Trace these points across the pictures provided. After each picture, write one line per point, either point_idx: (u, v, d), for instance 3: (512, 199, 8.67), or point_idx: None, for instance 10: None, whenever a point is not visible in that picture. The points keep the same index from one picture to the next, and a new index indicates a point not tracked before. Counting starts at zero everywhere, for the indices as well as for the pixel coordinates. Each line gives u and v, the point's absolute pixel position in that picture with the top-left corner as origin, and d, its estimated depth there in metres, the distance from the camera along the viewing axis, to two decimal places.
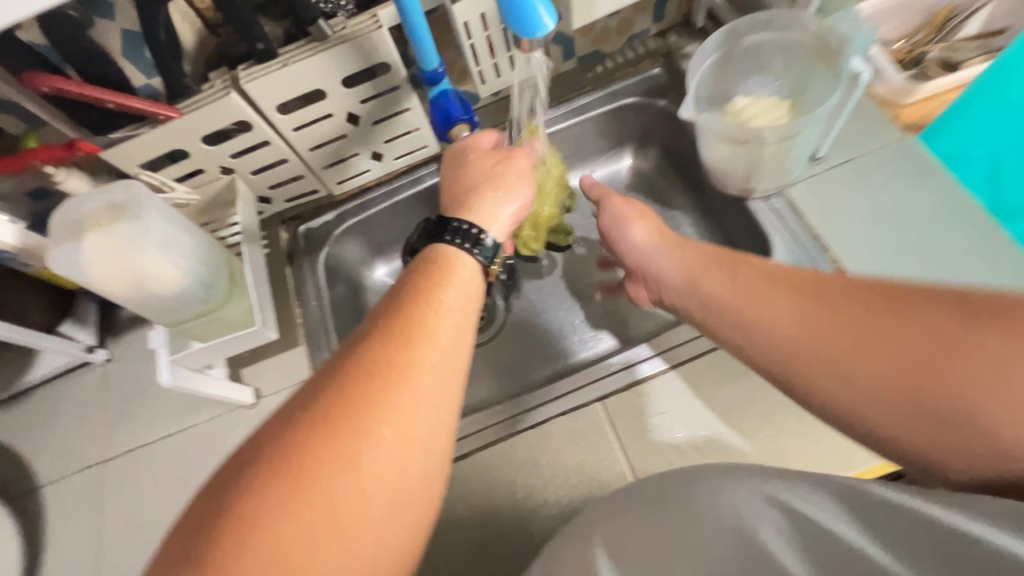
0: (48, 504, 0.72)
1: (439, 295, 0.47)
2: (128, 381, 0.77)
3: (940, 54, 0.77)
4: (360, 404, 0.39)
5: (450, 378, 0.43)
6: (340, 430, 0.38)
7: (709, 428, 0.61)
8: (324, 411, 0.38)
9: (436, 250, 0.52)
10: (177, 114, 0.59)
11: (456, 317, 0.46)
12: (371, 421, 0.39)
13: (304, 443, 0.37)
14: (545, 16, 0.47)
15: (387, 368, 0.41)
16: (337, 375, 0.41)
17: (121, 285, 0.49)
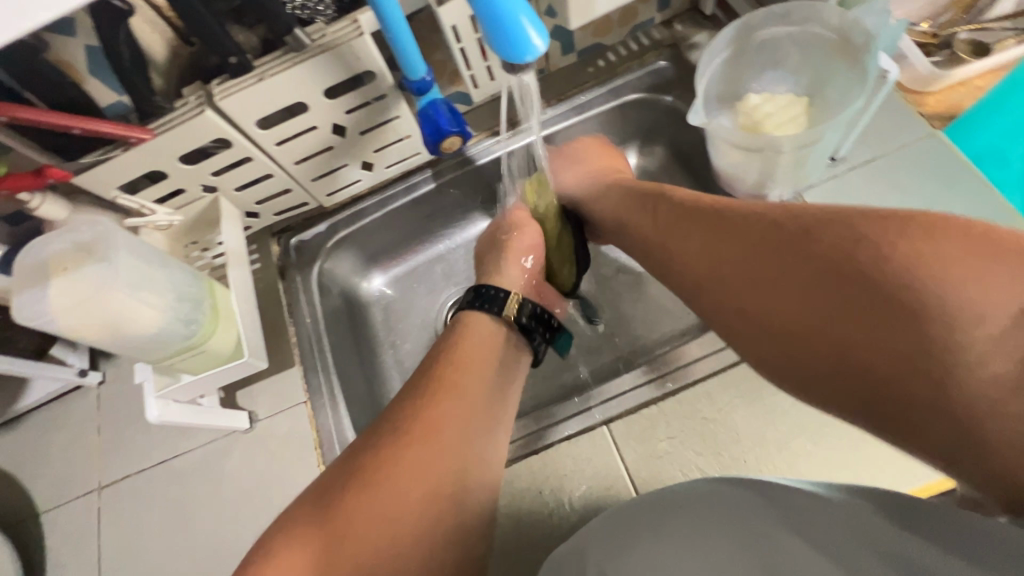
0: (47, 531, 0.71)
1: (464, 349, 0.58)
2: (123, 404, 0.76)
3: (970, 35, 0.71)
4: (411, 426, 0.49)
5: (482, 405, 0.53)
6: (397, 450, 0.47)
7: (721, 454, 0.58)
8: (378, 450, 0.47)
9: (464, 317, 0.62)
10: (149, 135, 0.56)
11: (484, 361, 0.57)
12: (425, 437, 0.48)
13: (365, 480, 0.45)
14: (534, 34, 0.42)
15: (420, 423, 0.49)
16: (388, 415, 0.51)
17: (93, 329, 0.48)
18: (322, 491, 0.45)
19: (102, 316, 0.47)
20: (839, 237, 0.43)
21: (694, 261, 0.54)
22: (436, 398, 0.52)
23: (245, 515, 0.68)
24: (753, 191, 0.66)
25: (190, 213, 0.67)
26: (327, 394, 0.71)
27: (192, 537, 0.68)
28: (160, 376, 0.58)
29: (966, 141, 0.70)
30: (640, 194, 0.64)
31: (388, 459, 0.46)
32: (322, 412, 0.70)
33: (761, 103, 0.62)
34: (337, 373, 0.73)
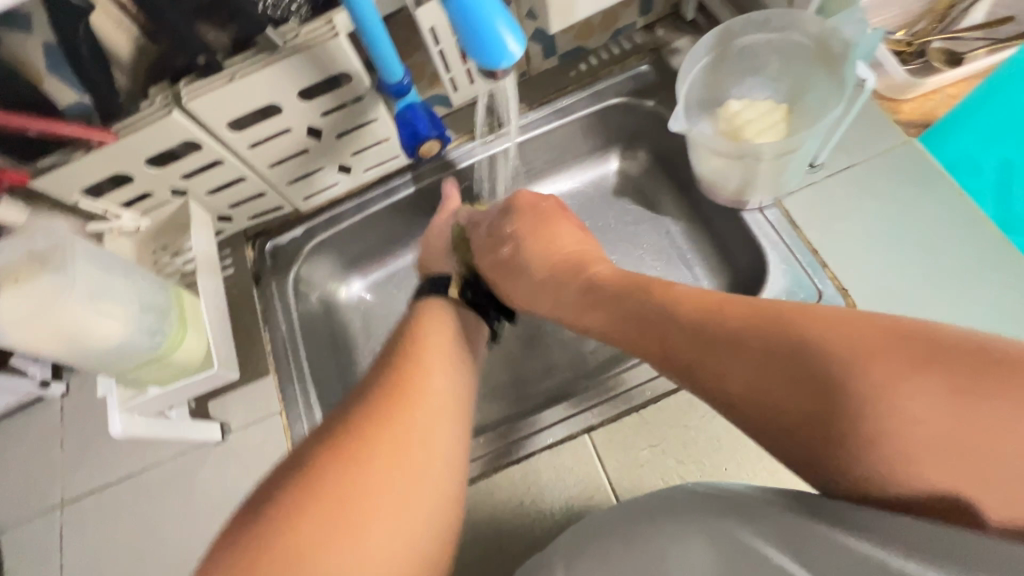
0: (6, 551, 0.68)
1: (431, 338, 0.57)
2: (88, 416, 0.73)
3: (943, 45, 0.72)
4: (369, 419, 0.47)
5: (445, 387, 0.53)
6: (353, 448, 0.45)
7: (703, 461, 0.58)
8: (347, 435, 0.46)
9: (426, 310, 0.62)
10: (113, 138, 0.53)
11: (441, 346, 0.57)
12: (385, 429, 0.47)
13: (333, 466, 0.43)
14: (511, 38, 0.41)
15: (392, 406, 0.49)
16: (346, 407, 0.50)
17: (50, 343, 0.45)
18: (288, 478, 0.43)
19: (58, 329, 0.44)
20: (839, 354, 0.35)
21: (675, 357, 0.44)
22: (395, 393, 0.50)
23: (218, 530, 0.65)
24: (735, 197, 0.66)
25: (158, 217, 0.65)
26: (302, 404, 0.69)
27: (160, 554, 0.66)
28: (124, 389, 0.56)
29: (942, 149, 0.71)
30: (592, 293, 0.53)
31: (357, 444, 0.45)
32: (298, 422, 0.68)
33: (742, 109, 0.61)
34: (313, 381, 0.71)
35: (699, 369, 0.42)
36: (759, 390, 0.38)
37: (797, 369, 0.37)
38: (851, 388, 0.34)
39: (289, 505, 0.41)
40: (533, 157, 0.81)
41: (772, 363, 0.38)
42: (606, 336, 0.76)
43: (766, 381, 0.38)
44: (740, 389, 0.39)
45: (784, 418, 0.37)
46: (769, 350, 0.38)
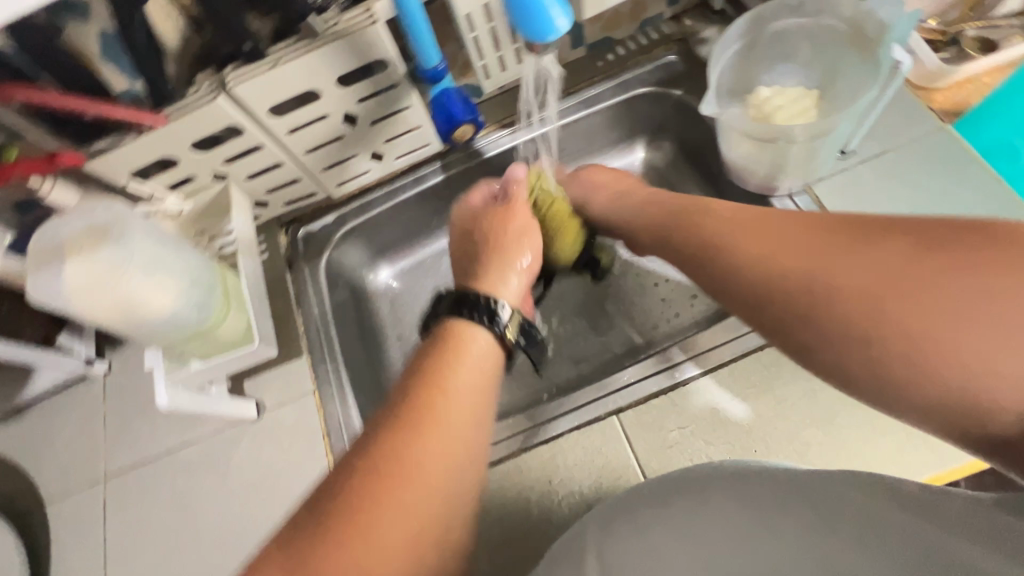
0: (52, 521, 0.71)
1: (460, 361, 0.47)
2: (129, 394, 0.75)
3: (979, 32, 0.71)
4: (398, 442, 0.40)
5: (476, 411, 0.44)
6: (384, 489, 0.37)
7: (731, 443, 0.58)
8: (354, 490, 0.37)
9: (451, 328, 0.50)
10: (163, 121, 0.56)
11: (469, 379, 0.46)
12: (404, 485, 0.38)
13: (341, 519, 0.35)
14: (558, 14, 0.43)
15: (410, 453, 0.39)
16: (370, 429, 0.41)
17: (109, 312, 0.47)
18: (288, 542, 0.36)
19: (118, 299, 0.47)
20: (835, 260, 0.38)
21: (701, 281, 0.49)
22: (425, 430, 0.41)
23: (254, 505, 0.67)
24: (764, 184, 0.66)
25: (200, 201, 0.67)
26: (334, 385, 0.71)
27: (198, 526, 0.68)
28: (170, 363, 0.58)
29: (974, 133, 0.71)
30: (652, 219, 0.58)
31: (368, 503, 0.36)
32: (331, 402, 0.70)
33: (772, 96, 0.62)
34: (346, 364, 0.73)
35: (709, 263, 0.48)
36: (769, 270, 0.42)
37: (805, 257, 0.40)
38: (872, 276, 0.36)
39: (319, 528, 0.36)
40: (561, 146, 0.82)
41: (777, 249, 0.42)
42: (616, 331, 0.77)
43: (778, 269, 0.41)
44: (762, 276, 0.42)
45: (807, 298, 0.39)
46: (784, 242, 0.42)
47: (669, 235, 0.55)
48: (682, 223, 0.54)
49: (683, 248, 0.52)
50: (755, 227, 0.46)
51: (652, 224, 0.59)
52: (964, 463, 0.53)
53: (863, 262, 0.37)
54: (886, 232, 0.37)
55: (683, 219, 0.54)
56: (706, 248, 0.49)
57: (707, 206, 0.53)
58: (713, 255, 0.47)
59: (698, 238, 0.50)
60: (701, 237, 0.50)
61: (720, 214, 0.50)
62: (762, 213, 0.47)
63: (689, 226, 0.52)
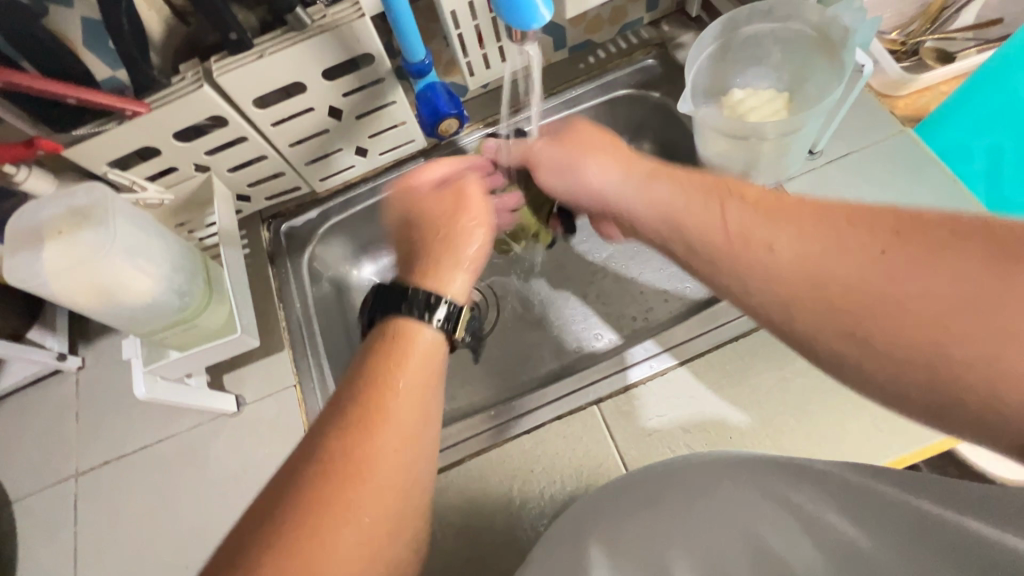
0: (19, 520, 0.69)
1: (403, 363, 0.45)
2: (104, 390, 0.74)
3: (935, 44, 0.75)
4: (348, 447, 0.39)
5: (425, 408, 0.44)
6: (332, 495, 0.37)
7: (708, 429, 0.60)
8: (298, 500, 0.37)
9: (389, 323, 0.48)
10: (145, 109, 0.55)
11: (417, 375, 0.44)
12: (348, 498, 0.38)
13: (281, 533, 0.35)
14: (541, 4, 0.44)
15: (351, 462, 0.39)
16: (320, 430, 0.41)
17: (87, 296, 0.47)
18: (238, 547, 0.36)
19: (97, 282, 0.46)
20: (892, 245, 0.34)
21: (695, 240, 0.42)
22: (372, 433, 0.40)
23: (232, 500, 0.66)
24: None
25: (182, 192, 0.66)
26: (317, 379, 0.71)
27: (175, 522, 0.67)
28: (150, 352, 0.58)
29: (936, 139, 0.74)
30: (637, 175, 0.49)
31: (309, 516, 0.36)
32: (312, 396, 0.70)
33: (745, 98, 0.65)
34: (328, 359, 0.73)
35: (753, 263, 0.38)
36: (848, 288, 0.34)
37: (884, 276, 0.33)
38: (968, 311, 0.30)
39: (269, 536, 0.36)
40: None
41: (840, 258, 0.35)
42: (588, 331, 0.78)
43: (852, 286, 0.34)
44: (826, 290, 0.35)
45: (891, 323, 0.32)
46: (856, 252, 0.35)
47: (684, 224, 0.43)
48: (708, 206, 0.42)
49: (713, 242, 0.41)
50: (812, 227, 0.37)
51: (654, 209, 0.46)
52: (926, 445, 0.56)
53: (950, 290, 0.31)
54: (984, 246, 0.31)
55: (708, 202, 0.43)
56: (749, 246, 0.39)
57: (738, 189, 0.43)
58: (759, 255, 0.38)
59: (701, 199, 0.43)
60: (742, 229, 0.40)
61: (753, 202, 0.41)
62: (813, 206, 0.39)
63: (716, 211, 0.42)
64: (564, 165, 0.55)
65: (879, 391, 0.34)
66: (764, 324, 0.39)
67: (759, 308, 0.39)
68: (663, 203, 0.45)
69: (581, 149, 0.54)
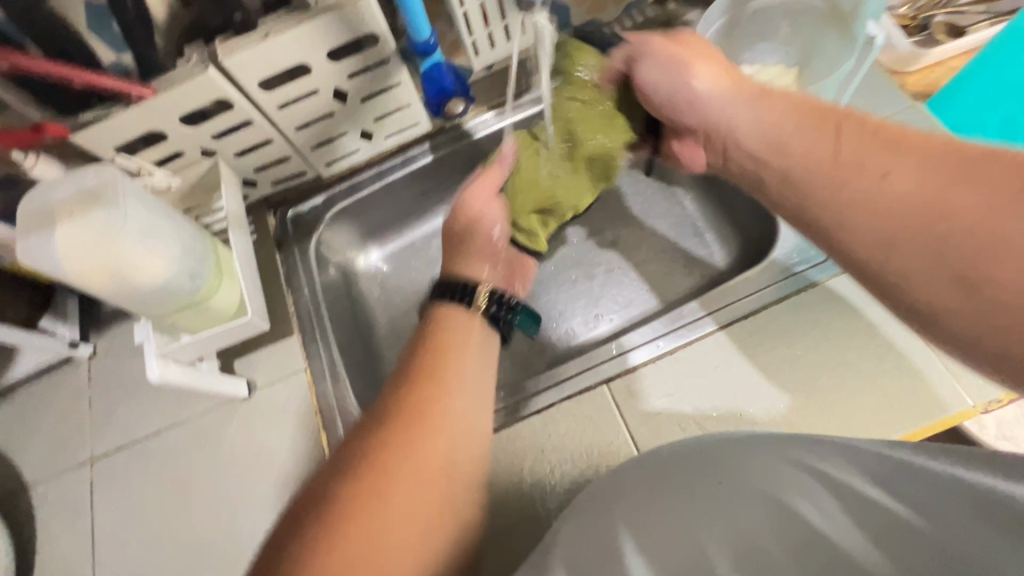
0: (37, 505, 0.70)
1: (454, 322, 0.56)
2: (116, 377, 0.75)
3: (947, 18, 0.74)
4: (398, 440, 0.45)
5: (467, 396, 0.50)
6: (384, 482, 0.43)
7: (719, 407, 0.60)
8: (381, 429, 0.46)
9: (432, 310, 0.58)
10: (151, 91, 0.55)
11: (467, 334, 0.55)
12: (419, 424, 0.46)
13: (373, 442, 0.45)
14: None
15: (418, 394, 0.48)
16: (376, 421, 0.47)
17: (99, 277, 0.47)
18: (334, 472, 0.44)
19: (111, 264, 0.46)
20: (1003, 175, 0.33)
21: (795, 158, 0.43)
22: (420, 426, 0.46)
23: (244, 483, 0.67)
24: None
25: (188, 178, 0.66)
26: (327, 364, 0.71)
27: (191, 505, 0.67)
28: (160, 337, 0.58)
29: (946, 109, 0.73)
30: (749, 95, 0.48)
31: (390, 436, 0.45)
32: (322, 380, 0.70)
33: (754, 74, 0.64)
34: (337, 344, 0.73)
35: (861, 189, 0.39)
36: (934, 213, 0.35)
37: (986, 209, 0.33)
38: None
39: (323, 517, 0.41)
40: None
41: (958, 191, 0.35)
42: (593, 314, 0.78)
43: (952, 218, 0.34)
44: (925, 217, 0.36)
45: (999, 262, 0.32)
46: (1000, 191, 0.33)
47: (790, 148, 0.44)
48: (823, 132, 0.42)
49: (818, 165, 0.41)
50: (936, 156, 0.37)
51: (755, 130, 0.46)
52: (935, 420, 0.56)
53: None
54: None
55: (818, 126, 0.43)
56: (863, 173, 0.39)
57: (856, 115, 0.43)
58: (865, 176, 0.39)
59: (807, 120, 0.44)
60: (850, 153, 0.40)
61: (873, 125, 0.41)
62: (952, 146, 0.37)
63: (824, 138, 0.42)
64: (674, 64, 0.53)
65: (948, 326, 0.35)
66: (835, 248, 0.41)
67: (839, 232, 0.40)
68: (766, 131, 0.46)
69: (689, 60, 0.52)
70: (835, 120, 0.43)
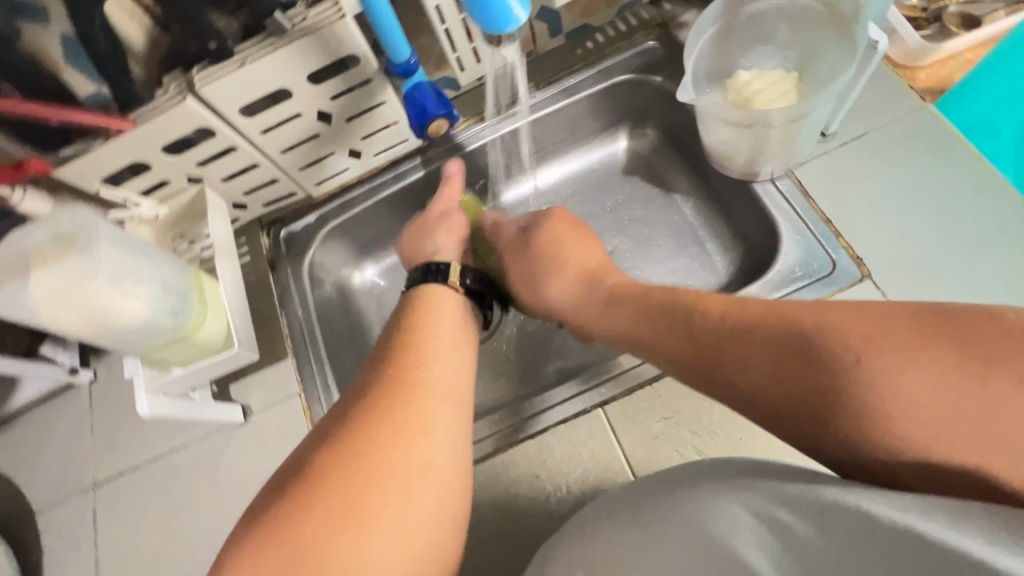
0: (43, 532, 0.71)
1: (440, 308, 0.58)
2: (116, 402, 0.75)
3: (959, 8, 0.69)
4: (380, 410, 0.46)
5: (438, 397, 0.48)
6: (360, 454, 0.43)
7: (718, 429, 0.58)
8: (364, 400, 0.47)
9: (420, 292, 0.60)
10: (130, 126, 0.55)
11: (452, 322, 0.57)
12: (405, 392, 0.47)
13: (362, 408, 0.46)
14: (515, 5, 0.44)
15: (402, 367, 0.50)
16: (343, 416, 0.46)
17: (76, 321, 0.49)
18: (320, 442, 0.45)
19: (84, 309, 0.48)
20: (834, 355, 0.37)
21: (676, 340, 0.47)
22: (387, 417, 0.45)
23: (242, 508, 0.67)
24: (745, 169, 0.65)
25: (176, 205, 0.66)
26: (321, 386, 0.71)
27: (190, 531, 0.68)
28: (149, 370, 0.57)
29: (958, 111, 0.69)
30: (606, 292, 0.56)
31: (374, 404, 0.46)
32: (316, 403, 0.70)
33: (751, 80, 0.62)
34: (331, 364, 0.73)
35: (740, 378, 0.41)
36: (808, 398, 0.37)
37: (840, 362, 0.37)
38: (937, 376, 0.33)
39: (280, 534, 0.39)
40: (542, 136, 0.82)
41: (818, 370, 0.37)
42: None
43: (830, 399, 0.36)
44: (802, 402, 0.37)
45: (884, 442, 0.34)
46: (843, 374, 0.36)
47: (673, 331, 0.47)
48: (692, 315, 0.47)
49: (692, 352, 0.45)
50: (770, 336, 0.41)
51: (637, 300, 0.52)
52: None
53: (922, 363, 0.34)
54: (910, 351, 0.34)
55: (686, 308, 0.48)
56: (732, 363, 0.42)
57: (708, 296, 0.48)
58: (757, 371, 0.40)
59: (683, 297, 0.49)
60: (714, 339, 0.44)
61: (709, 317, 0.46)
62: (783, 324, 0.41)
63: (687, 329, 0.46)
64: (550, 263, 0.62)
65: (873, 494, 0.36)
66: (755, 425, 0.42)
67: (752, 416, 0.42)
68: (641, 336, 0.50)
69: (556, 269, 0.61)
70: (683, 315, 0.47)
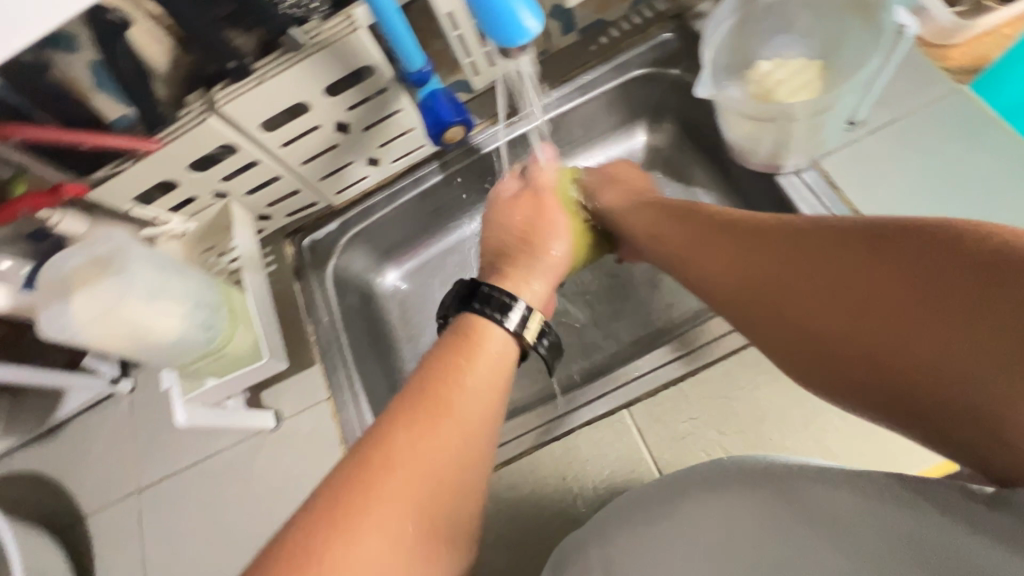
0: (92, 534, 0.74)
1: (479, 349, 0.52)
2: (154, 410, 0.78)
3: None
4: (408, 454, 0.43)
5: (475, 432, 0.47)
6: (383, 508, 0.39)
7: (746, 429, 0.57)
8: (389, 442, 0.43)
9: (466, 320, 0.55)
10: (157, 145, 0.57)
11: (486, 371, 0.51)
12: (433, 440, 0.44)
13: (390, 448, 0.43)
14: (528, 16, 0.45)
15: (428, 405, 0.46)
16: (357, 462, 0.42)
17: (115, 338, 0.52)
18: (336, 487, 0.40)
19: (121, 326, 0.51)
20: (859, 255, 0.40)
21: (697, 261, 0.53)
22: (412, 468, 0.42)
23: (276, 511, 0.69)
24: (769, 161, 0.64)
25: (204, 220, 0.68)
26: (349, 391, 0.72)
27: (229, 533, 0.70)
28: (185, 381, 0.59)
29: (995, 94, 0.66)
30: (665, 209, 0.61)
31: (405, 446, 0.43)
32: (345, 408, 0.71)
33: (773, 69, 0.60)
34: (358, 370, 0.74)
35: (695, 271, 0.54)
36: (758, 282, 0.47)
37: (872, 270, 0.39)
38: (940, 301, 0.35)
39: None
40: (558, 135, 0.81)
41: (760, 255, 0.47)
42: (612, 329, 0.76)
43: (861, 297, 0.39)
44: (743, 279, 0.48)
45: (855, 333, 0.39)
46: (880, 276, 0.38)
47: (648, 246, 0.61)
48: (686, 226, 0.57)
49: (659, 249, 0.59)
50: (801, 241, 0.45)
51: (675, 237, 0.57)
52: None
53: (918, 289, 0.36)
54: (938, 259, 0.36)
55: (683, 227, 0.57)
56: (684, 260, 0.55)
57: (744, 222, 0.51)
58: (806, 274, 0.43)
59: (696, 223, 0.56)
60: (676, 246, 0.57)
61: (729, 238, 0.51)
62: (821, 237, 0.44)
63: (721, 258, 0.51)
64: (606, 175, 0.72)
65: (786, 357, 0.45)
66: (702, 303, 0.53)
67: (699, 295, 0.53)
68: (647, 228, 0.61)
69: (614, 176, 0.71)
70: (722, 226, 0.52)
